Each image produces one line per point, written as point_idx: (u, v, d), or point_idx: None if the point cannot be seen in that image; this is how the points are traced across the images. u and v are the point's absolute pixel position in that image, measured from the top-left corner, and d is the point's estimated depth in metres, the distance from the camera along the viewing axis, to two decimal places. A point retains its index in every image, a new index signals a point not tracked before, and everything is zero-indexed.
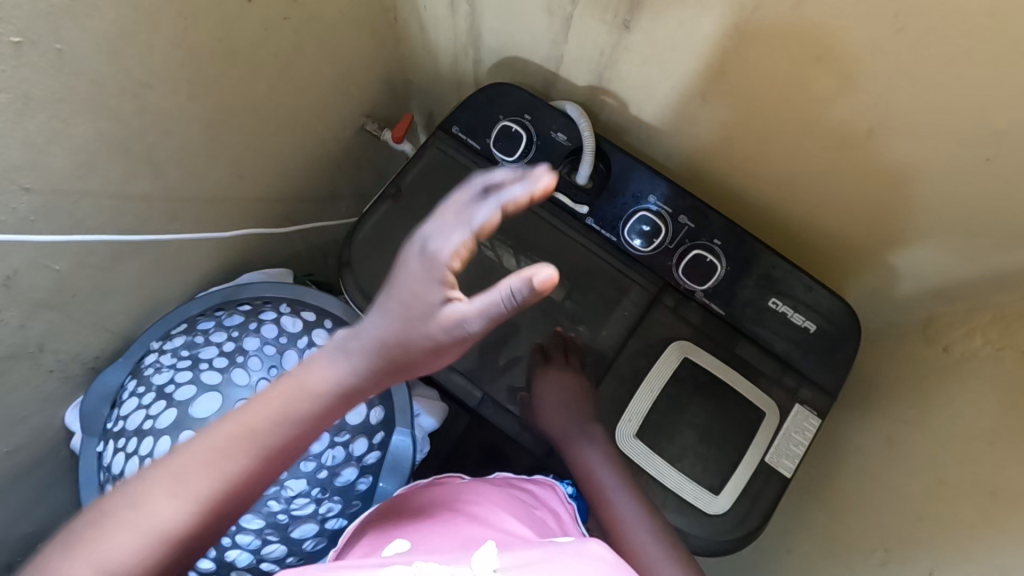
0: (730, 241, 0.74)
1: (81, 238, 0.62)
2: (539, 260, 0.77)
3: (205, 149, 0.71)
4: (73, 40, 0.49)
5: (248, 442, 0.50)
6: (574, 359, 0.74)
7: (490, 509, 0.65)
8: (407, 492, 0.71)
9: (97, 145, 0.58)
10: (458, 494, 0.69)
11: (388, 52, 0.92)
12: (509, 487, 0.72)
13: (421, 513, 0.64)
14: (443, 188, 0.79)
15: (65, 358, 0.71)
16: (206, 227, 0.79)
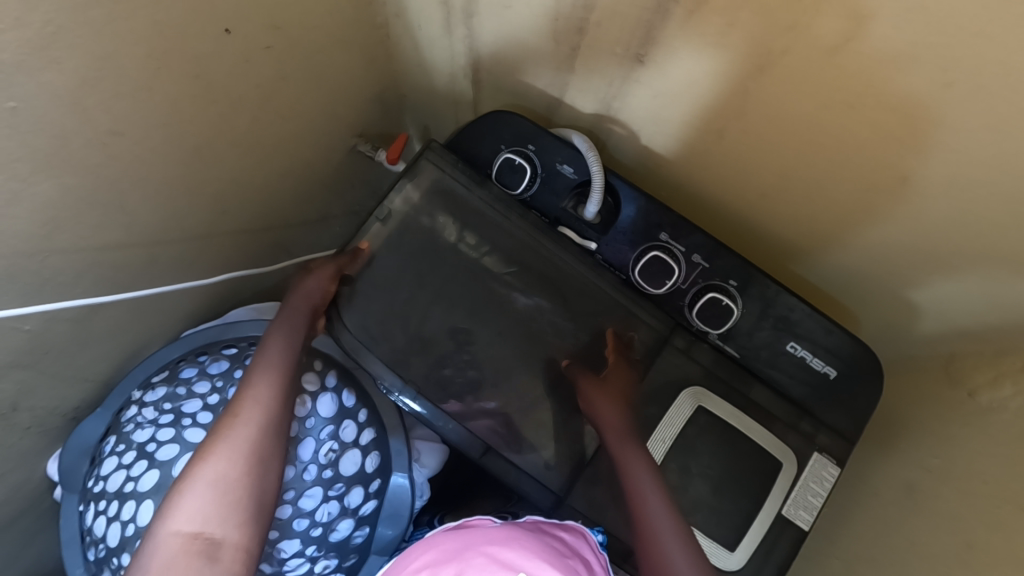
0: (747, 282, 0.69)
1: (49, 298, 0.57)
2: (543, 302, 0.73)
3: (184, 189, 0.66)
4: (27, 95, 0.44)
5: (241, 430, 0.61)
6: (637, 363, 0.72)
7: (522, 548, 0.58)
8: (440, 532, 0.65)
9: (62, 202, 0.53)
10: (491, 531, 0.62)
11: (379, 69, 0.86)
12: (540, 531, 0.64)
13: (451, 555, 0.60)
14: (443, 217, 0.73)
15: (41, 414, 0.67)
16: (188, 266, 0.74)
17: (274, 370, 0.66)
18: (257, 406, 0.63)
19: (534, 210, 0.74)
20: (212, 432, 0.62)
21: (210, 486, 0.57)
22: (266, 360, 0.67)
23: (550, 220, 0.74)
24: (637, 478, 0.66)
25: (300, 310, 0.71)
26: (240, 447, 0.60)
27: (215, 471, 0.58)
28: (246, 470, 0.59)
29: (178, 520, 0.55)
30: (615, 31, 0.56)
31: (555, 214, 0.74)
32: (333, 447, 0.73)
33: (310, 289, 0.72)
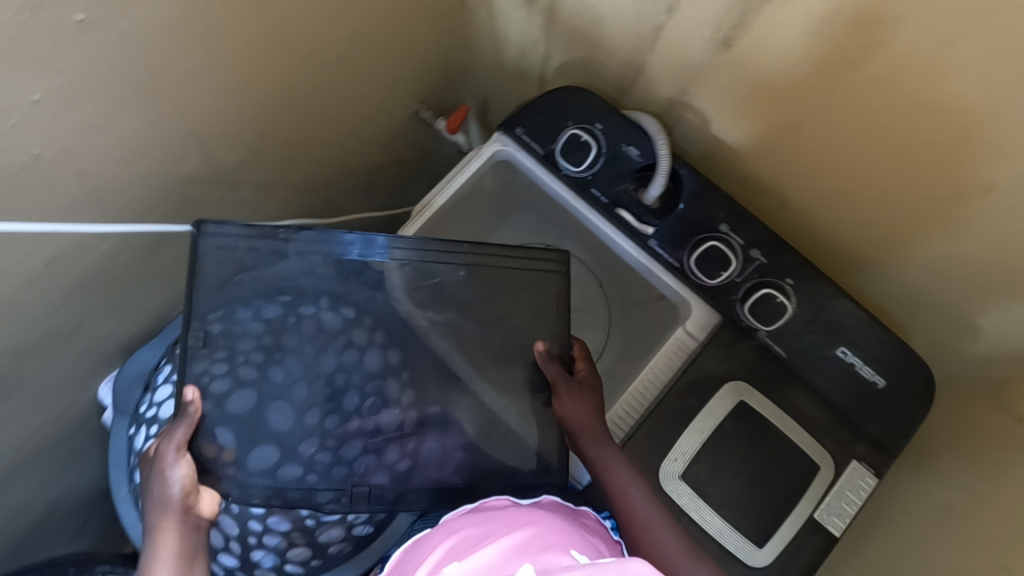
0: (803, 282, 0.68)
1: (125, 225, 0.59)
2: (417, 314, 0.71)
3: (256, 134, 0.67)
4: (136, 17, 0.46)
5: None
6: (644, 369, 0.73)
7: (542, 534, 0.54)
8: (457, 516, 0.60)
9: (150, 128, 0.54)
10: (510, 514, 0.59)
11: (451, 37, 0.87)
12: (559, 511, 0.61)
13: (473, 536, 0.55)
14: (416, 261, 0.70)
15: (101, 337, 0.70)
16: (248, 212, 0.76)
17: (172, 561, 0.57)
18: None
19: (594, 189, 0.74)
20: None
21: None
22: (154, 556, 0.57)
23: (608, 201, 0.74)
24: (626, 491, 0.65)
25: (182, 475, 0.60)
26: None
27: None
28: None
29: None
30: (706, 11, 0.56)
31: (614, 196, 0.74)
32: (375, 402, 0.68)
33: (179, 449, 0.61)
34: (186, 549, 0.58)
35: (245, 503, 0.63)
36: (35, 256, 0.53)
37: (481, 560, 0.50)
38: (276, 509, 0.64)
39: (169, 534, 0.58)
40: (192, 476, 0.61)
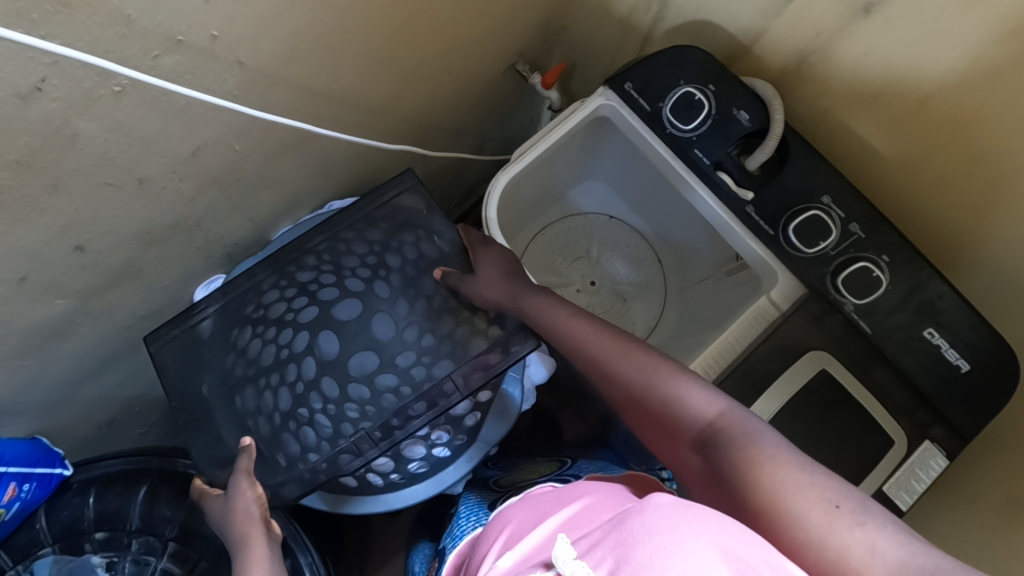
0: (900, 260, 0.70)
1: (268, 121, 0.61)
2: (377, 245, 0.72)
3: (385, 58, 0.69)
4: None
5: None
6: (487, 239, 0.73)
7: (592, 508, 0.51)
8: (508, 508, 0.60)
9: (307, 31, 0.56)
10: (562, 494, 0.56)
11: None
12: (617, 487, 0.57)
13: (527, 521, 0.53)
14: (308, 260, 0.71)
15: (212, 239, 0.72)
16: (356, 139, 0.78)
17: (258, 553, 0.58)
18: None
19: (697, 149, 0.76)
20: None
21: None
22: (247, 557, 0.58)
23: (709, 163, 0.75)
24: (552, 326, 0.63)
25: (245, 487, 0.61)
26: None
27: None
28: None
29: None
30: None
31: (716, 158, 0.75)
32: (468, 329, 0.68)
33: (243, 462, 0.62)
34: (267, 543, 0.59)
35: (344, 407, 0.65)
36: (187, 140, 0.56)
37: (529, 544, 0.48)
38: (370, 419, 0.65)
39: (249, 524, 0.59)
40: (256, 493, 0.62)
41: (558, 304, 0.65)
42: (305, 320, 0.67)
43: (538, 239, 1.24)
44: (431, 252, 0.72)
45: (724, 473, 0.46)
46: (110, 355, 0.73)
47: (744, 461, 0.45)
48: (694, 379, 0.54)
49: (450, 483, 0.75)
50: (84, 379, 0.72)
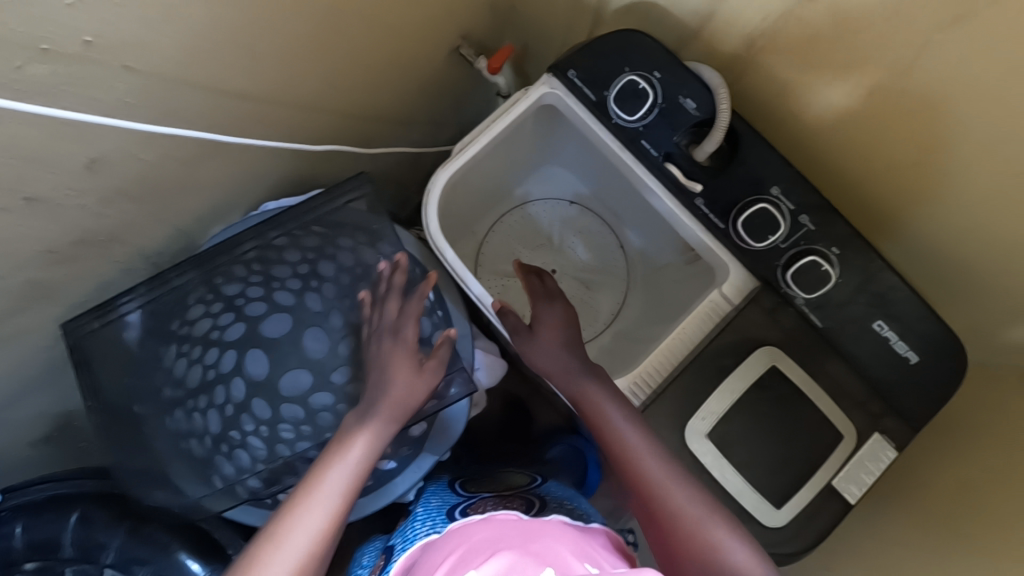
0: (852, 250, 0.67)
1: (170, 131, 0.56)
2: (311, 252, 0.68)
3: (309, 52, 0.64)
4: None
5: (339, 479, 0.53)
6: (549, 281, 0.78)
7: (556, 552, 0.48)
8: (469, 522, 0.54)
9: (206, 30, 0.51)
10: (527, 524, 0.53)
11: None
12: (576, 529, 0.55)
13: (486, 547, 0.49)
14: (235, 265, 0.66)
15: (133, 252, 0.67)
16: (288, 137, 0.74)
17: (410, 362, 0.61)
18: (366, 442, 0.56)
19: (644, 140, 0.72)
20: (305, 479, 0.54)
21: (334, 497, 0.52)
22: (403, 328, 0.63)
23: (658, 154, 0.72)
24: (611, 424, 0.65)
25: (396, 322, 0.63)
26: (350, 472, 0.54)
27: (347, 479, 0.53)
28: (352, 457, 0.55)
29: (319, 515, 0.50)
30: None
31: (665, 149, 0.72)
32: None
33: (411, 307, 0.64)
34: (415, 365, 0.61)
35: (278, 428, 0.62)
36: (82, 152, 0.51)
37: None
38: (308, 437, 0.64)
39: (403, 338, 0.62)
40: (401, 324, 0.63)
41: (616, 403, 0.68)
42: (230, 339, 0.63)
43: (497, 228, 1.20)
44: (370, 259, 0.69)
45: None
46: (33, 380, 0.68)
47: None
48: (736, 532, 0.56)
49: (400, 494, 0.73)
50: (9, 407, 0.68)
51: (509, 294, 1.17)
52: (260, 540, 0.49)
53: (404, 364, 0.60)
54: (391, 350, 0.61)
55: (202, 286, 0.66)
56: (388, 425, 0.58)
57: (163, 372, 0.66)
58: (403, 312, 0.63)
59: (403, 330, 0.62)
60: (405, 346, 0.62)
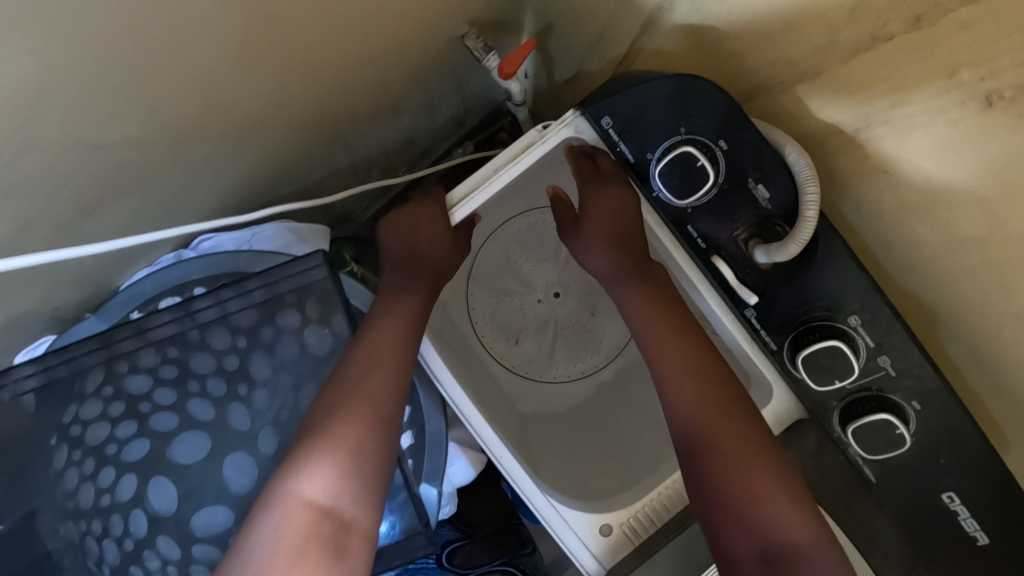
0: (938, 412, 0.51)
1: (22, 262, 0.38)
2: (242, 336, 0.54)
3: (234, 77, 0.45)
4: None
5: (384, 355, 0.49)
6: (603, 162, 0.57)
7: None
8: None
9: (49, 84, 0.33)
10: None
11: None
12: None
13: None
14: (145, 349, 0.52)
15: (12, 319, 0.51)
16: (220, 166, 0.55)
17: (453, 246, 0.58)
18: (406, 316, 0.52)
19: (692, 226, 0.55)
20: (346, 359, 0.49)
21: (378, 376, 0.48)
22: (438, 230, 0.57)
23: (707, 246, 0.55)
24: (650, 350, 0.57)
25: (434, 217, 0.56)
26: (398, 349, 0.50)
27: (398, 353, 0.49)
28: (394, 338, 0.50)
29: (367, 398, 0.47)
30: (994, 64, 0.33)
31: (716, 241, 0.55)
32: None
33: (427, 214, 0.57)
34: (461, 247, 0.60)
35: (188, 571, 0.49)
36: None
37: None
38: None
39: (432, 224, 0.57)
40: (429, 221, 0.57)
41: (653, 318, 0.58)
42: (130, 458, 0.49)
43: (498, 234, 1.00)
44: (319, 348, 0.54)
45: None
46: None
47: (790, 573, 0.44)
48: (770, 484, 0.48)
49: None
50: None
51: (502, 313, 1.01)
52: (330, 384, 0.48)
53: (438, 256, 0.58)
54: (424, 239, 0.57)
55: (100, 371, 0.51)
56: (431, 299, 0.56)
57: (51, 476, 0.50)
58: (428, 212, 0.57)
59: (439, 219, 0.56)
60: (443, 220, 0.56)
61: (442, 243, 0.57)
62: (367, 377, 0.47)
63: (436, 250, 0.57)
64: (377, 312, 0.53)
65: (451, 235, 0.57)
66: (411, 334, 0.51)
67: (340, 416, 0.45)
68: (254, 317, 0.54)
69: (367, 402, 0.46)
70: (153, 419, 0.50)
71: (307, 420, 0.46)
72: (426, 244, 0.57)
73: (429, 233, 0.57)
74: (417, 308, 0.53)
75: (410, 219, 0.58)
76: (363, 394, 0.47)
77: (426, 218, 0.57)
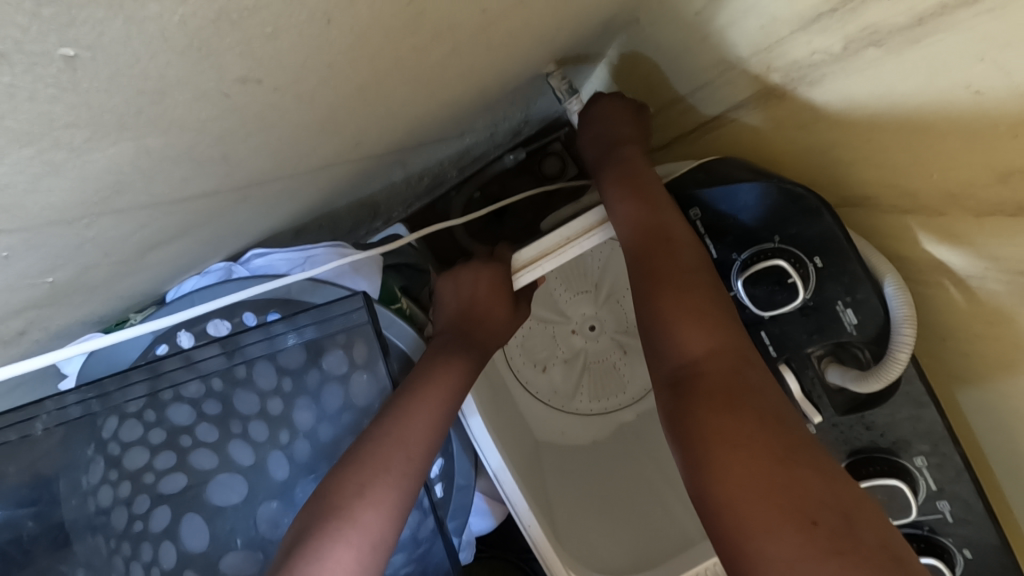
0: (990, 564, 0.49)
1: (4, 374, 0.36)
2: (288, 379, 0.53)
3: (316, 133, 0.42)
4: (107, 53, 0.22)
5: (416, 434, 0.47)
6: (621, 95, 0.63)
7: None
8: None
9: (136, 165, 0.30)
10: None
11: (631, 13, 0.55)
12: None
13: None
14: (193, 382, 0.51)
15: (60, 334, 0.50)
16: (282, 195, 0.53)
17: (510, 308, 0.57)
18: (444, 390, 0.50)
19: (765, 331, 0.52)
20: (371, 431, 0.47)
21: (405, 461, 0.46)
22: (497, 289, 0.55)
23: (777, 355, 0.52)
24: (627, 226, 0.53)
25: (496, 277, 0.55)
26: (428, 429, 0.48)
27: (427, 434, 0.48)
28: (426, 417, 0.48)
29: (392, 484, 0.45)
30: None
31: (789, 351, 0.52)
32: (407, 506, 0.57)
33: (487, 274, 0.56)
34: (519, 310, 0.59)
35: None
36: None
37: None
38: None
39: (493, 281, 0.55)
40: (489, 280, 0.55)
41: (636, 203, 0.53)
42: (168, 490, 0.50)
43: None
44: (364, 400, 0.54)
45: (719, 482, 0.40)
46: None
47: (729, 469, 0.40)
48: (733, 387, 0.43)
49: None
50: None
51: (533, 340, 0.95)
52: (353, 458, 0.46)
53: (495, 316, 0.56)
54: (482, 299, 0.56)
55: (144, 399, 0.50)
56: (478, 364, 0.54)
57: (83, 494, 0.49)
58: (489, 269, 0.56)
59: (502, 279, 0.55)
60: (504, 279, 0.55)
61: (500, 307, 0.56)
62: (392, 461, 0.45)
63: (487, 314, 0.56)
64: (417, 377, 0.51)
65: (510, 295, 0.56)
66: (446, 413, 0.49)
67: (365, 502, 0.44)
68: (303, 360, 0.53)
69: (392, 487, 0.45)
70: (193, 455, 0.51)
71: (329, 495, 0.44)
72: (482, 304, 0.56)
73: (489, 293, 0.56)
74: (464, 377, 0.52)
75: (467, 275, 0.57)
76: (389, 477, 0.45)
77: (487, 274, 0.56)
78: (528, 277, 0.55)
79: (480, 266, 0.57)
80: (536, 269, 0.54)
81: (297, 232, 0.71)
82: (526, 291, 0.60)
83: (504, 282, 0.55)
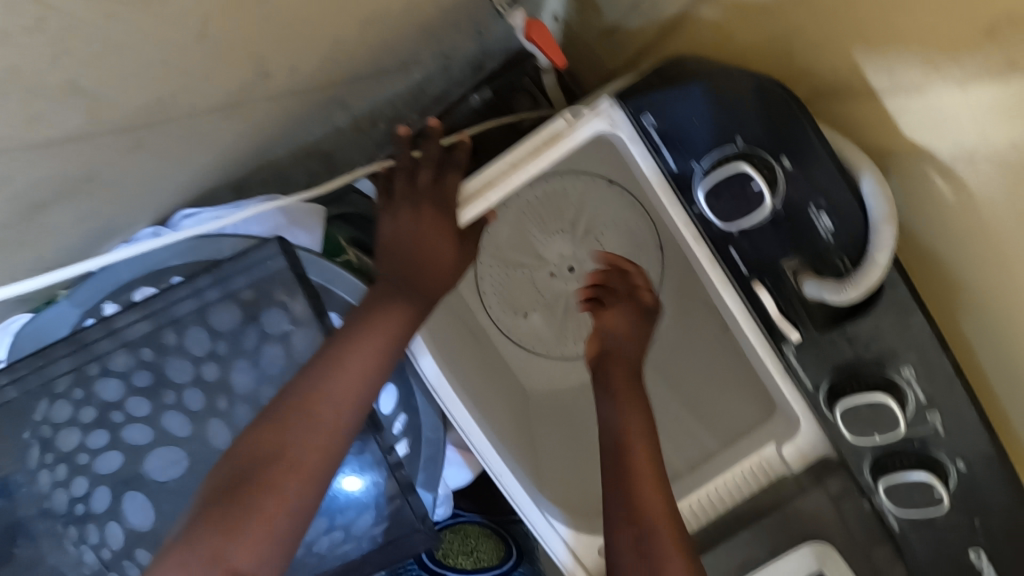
0: (983, 474, 0.46)
1: None
2: (224, 341, 0.50)
3: (193, 54, 0.36)
4: None
5: (346, 391, 0.43)
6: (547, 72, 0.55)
7: None
8: None
9: None
10: None
11: None
12: None
13: None
14: (120, 353, 0.47)
15: None
16: (192, 142, 0.48)
17: (455, 244, 0.51)
18: (377, 341, 0.46)
19: (734, 249, 0.50)
20: (293, 388, 0.44)
21: (330, 418, 0.42)
22: (439, 223, 0.50)
23: (749, 272, 0.50)
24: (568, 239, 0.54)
25: (437, 207, 0.50)
26: (359, 385, 0.44)
27: (357, 390, 0.44)
28: (352, 372, 0.44)
29: (315, 445, 0.41)
30: None
31: (759, 266, 0.49)
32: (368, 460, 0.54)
33: (427, 208, 0.50)
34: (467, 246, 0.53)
35: None
36: None
37: None
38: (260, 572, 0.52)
39: (433, 214, 0.50)
40: (428, 214, 0.50)
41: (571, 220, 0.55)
42: (105, 470, 0.47)
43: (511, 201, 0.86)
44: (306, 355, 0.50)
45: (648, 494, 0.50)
46: None
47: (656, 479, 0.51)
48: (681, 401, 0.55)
49: None
50: None
51: (512, 288, 0.89)
52: (273, 418, 0.42)
53: (440, 252, 0.51)
54: (425, 235, 0.50)
55: (70, 377, 0.46)
56: (422, 309, 0.50)
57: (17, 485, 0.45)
58: (429, 199, 0.50)
59: (444, 212, 0.50)
60: (444, 212, 0.50)
61: (446, 244, 0.51)
62: (315, 420, 0.42)
63: (432, 254, 0.50)
64: (348, 327, 0.47)
65: (454, 229, 0.51)
66: (382, 367, 0.45)
67: (282, 466, 0.40)
68: (239, 317, 0.50)
69: (312, 449, 0.41)
70: (127, 430, 0.48)
71: (245, 458, 0.41)
72: (424, 241, 0.50)
73: (431, 228, 0.50)
74: (402, 324, 0.48)
75: (406, 211, 0.51)
76: (310, 438, 0.42)
77: (427, 206, 0.50)
78: (473, 210, 0.51)
79: (418, 195, 0.51)
80: (479, 200, 0.50)
81: (236, 190, 0.66)
82: (476, 227, 0.55)
83: (445, 214, 0.50)
